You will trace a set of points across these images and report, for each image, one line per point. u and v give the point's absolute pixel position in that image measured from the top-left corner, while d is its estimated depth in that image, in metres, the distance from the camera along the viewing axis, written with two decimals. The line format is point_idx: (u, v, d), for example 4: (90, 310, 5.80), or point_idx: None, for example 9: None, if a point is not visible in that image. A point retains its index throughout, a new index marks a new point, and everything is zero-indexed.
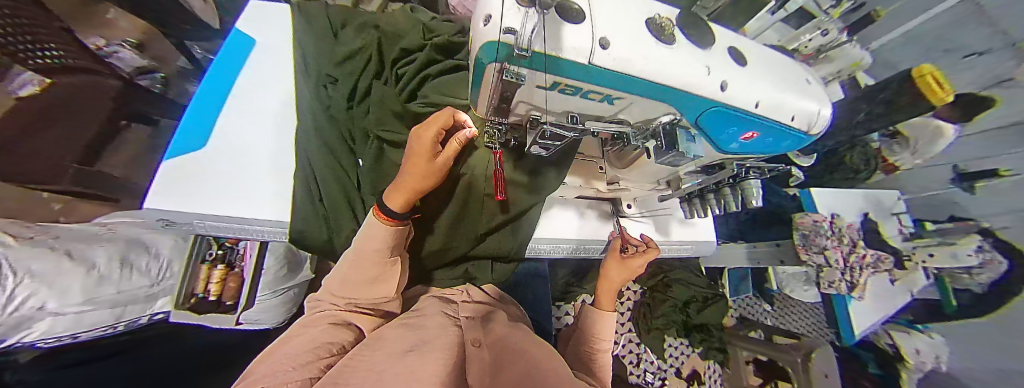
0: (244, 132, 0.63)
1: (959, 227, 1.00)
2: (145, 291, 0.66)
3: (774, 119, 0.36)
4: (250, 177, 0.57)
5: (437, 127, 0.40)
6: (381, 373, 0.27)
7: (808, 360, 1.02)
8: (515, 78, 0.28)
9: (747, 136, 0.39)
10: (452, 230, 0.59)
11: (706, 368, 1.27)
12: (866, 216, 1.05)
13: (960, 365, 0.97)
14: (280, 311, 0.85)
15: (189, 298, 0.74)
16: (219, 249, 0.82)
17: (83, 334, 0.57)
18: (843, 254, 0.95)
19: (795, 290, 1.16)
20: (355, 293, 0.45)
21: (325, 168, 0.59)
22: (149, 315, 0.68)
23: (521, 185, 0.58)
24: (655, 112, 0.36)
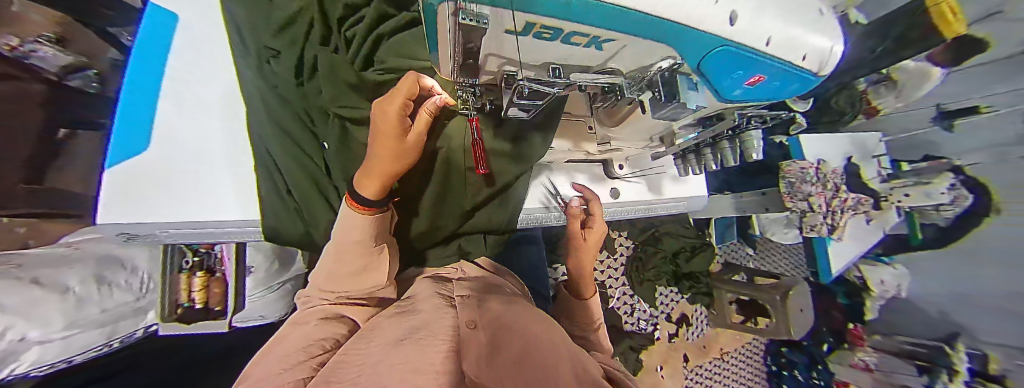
0: (188, 127, 0.56)
1: (933, 166, 0.97)
2: (132, 306, 0.71)
3: (784, 61, 0.25)
4: (203, 177, 0.52)
5: (401, 99, 0.32)
6: (376, 368, 0.27)
7: (785, 297, 1.10)
8: (474, 21, 0.14)
9: (753, 81, 0.27)
10: (437, 210, 0.55)
11: (693, 311, 1.37)
12: (850, 160, 0.96)
13: (918, 291, 1.06)
14: (282, 304, 0.87)
15: (175, 308, 0.74)
16: (195, 257, 0.77)
17: (78, 357, 0.63)
18: (826, 199, 0.90)
19: (775, 233, 1.14)
20: (342, 286, 0.44)
21: (287, 158, 0.54)
22: (145, 328, 0.74)
23: (504, 154, 0.51)
24: (652, 57, 0.24)
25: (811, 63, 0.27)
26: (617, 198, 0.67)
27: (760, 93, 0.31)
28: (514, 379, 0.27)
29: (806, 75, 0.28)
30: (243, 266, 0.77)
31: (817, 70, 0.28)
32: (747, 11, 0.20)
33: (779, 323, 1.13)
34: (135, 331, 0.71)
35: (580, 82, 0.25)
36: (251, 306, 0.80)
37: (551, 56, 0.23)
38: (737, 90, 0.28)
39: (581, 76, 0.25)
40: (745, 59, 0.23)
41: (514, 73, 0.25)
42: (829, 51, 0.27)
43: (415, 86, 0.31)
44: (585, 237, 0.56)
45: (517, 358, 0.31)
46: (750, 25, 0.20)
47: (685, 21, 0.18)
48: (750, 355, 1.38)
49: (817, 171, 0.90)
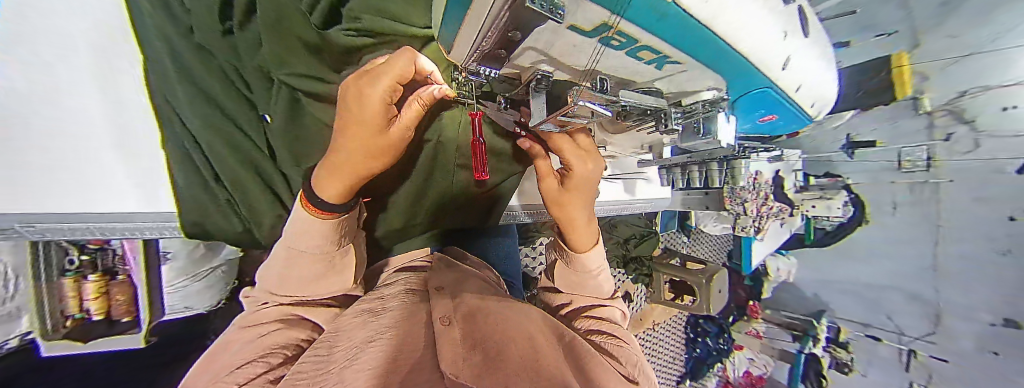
0: (49, 90, 0.43)
1: (832, 183, 0.99)
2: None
3: (801, 107, 0.29)
4: (89, 168, 0.45)
5: (388, 80, 0.25)
6: (341, 374, 0.21)
7: (711, 280, 1.23)
8: (547, 9, 0.10)
9: (766, 118, 0.32)
10: (416, 202, 0.50)
11: (635, 289, 1.42)
12: (778, 175, 1.02)
13: (808, 279, 1.22)
14: (213, 295, 0.72)
15: (63, 321, 0.62)
16: (82, 255, 0.62)
17: None
18: (757, 205, 0.98)
19: (708, 225, 1.29)
20: (299, 288, 0.37)
21: (205, 130, 0.42)
22: (20, 335, 0.61)
23: (500, 149, 0.49)
24: (699, 83, 0.22)
25: (815, 111, 0.32)
26: (596, 198, 0.67)
27: (754, 127, 0.37)
28: (497, 361, 0.23)
29: (806, 119, 0.34)
30: (155, 254, 0.63)
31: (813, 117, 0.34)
32: (792, 61, 0.21)
33: (702, 301, 1.27)
34: (6, 341, 0.59)
35: (626, 102, 0.22)
36: (173, 298, 0.66)
37: (603, 65, 0.19)
38: (749, 124, 0.34)
39: (626, 95, 0.22)
40: (774, 103, 0.26)
41: (549, 72, 0.21)
42: (822, 105, 0.33)
43: (409, 65, 0.24)
44: (562, 187, 0.43)
45: (498, 343, 0.26)
46: (790, 75, 0.22)
47: (751, 55, 0.17)
48: (674, 327, 1.54)
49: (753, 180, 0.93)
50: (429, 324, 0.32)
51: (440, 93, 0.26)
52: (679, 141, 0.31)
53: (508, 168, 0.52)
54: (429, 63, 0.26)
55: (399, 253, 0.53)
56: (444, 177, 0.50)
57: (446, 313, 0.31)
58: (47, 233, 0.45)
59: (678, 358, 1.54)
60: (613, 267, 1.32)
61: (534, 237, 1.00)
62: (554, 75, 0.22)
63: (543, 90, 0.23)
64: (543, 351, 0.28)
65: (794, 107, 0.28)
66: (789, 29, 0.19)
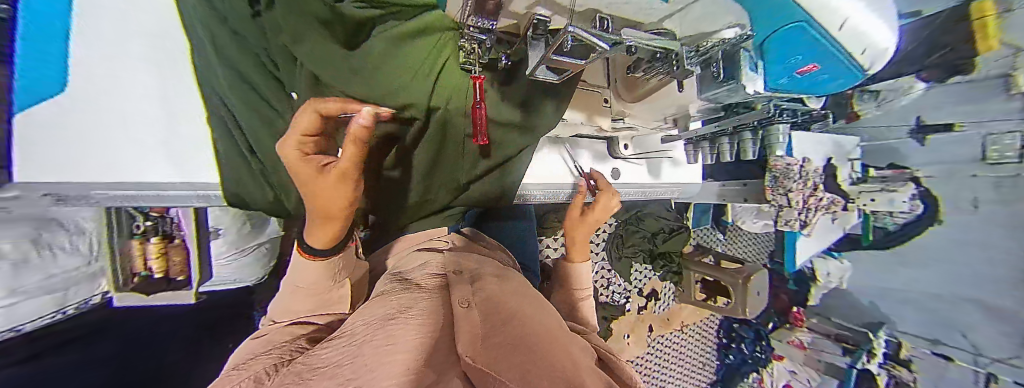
0: (112, 67, 0.43)
1: (898, 176, 1.04)
2: (82, 273, 0.61)
3: (849, 50, 0.26)
4: (130, 139, 0.43)
5: (303, 133, 0.27)
6: (358, 345, 0.22)
7: (748, 281, 1.14)
8: None
9: (805, 69, 0.30)
10: (427, 180, 0.45)
11: (663, 287, 1.36)
12: (829, 161, 1.06)
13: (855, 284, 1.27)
14: (257, 269, 0.80)
15: (131, 277, 0.67)
16: (147, 221, 0.65)
17: (26, 326, 0.57)
18: (805, 196, 0.93)
19: (746, 222, 1.22)
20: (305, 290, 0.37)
21: (242, 107, 0.45)
22: (99, 293, 0.66)
23: (515, 126, 0.39)
24: (722, 13, 0.25)
25: (868, 62, 0.28)
26: (615, 180, 0.64)
27: (791, 85, 0.35)
28: (521, 348, 0.23)
29: (859, 73, 0.30)
30: (205, 227, 0.67)
31: (869, 71, 0.30)
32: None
33: (737, 305, 1.19)
34: (90, 298, 0.65)
35: (630, 41, 0.21)
36: (222, 271, 0.72)
37: (600, 2, 0.20)
38: (785, 78, 0.32)
39: (632, 36, 0.20)
40: (812, 45, 0.25)
41: (544, 17, 0.22)
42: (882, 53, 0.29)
43: (311, 117, 0.26)
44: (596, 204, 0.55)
45: (518, 329, 0.26)
46: (831, 3, 0.21)
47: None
48: (704, 330, 1.42)
49: (803, 167, 0.92)
50: (450, 303, 0.32)
51: (355, 121, 0.23)
52: (701, 88, 0.36)
53: (523, 142, 0.42)
54: (332, 104, 0.26)
55: (414, 231, 0.52)
56: (457, 150, 0.41)
57: (464, 297, 0.31)
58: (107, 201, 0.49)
59: (708, 363, 1.41)
60: (638, 262, 1.27)
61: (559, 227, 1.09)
62: (549, 20, 0.22)
63: (541, 37, 0.23)
64: (572, 352, 0.27)
65: (842, 49, 0.26)
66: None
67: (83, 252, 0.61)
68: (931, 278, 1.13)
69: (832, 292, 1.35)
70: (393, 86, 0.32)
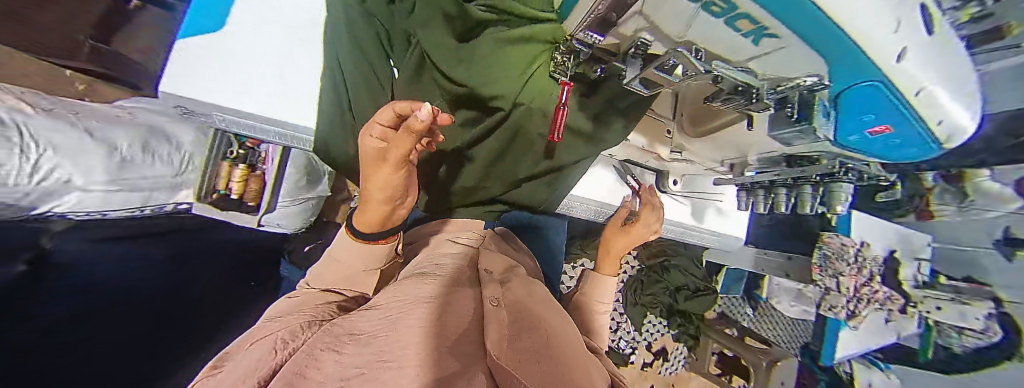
0: (264, 21, 0.54)
1: (972, 289, 0.98)
2: (171, 180, 0.66)
3: (926, 118, 0.26)
4: (259, 77, 0.51)
5: (378, 125, 0.29)
6: (395, 328, 0.23)
7: (773, 366, 1.05)
8: None
9: (878, 129, 0.30)
10: (490, 168, 0.46)
11: (674, 348, 1.25)
12: (892, 253, 0.98)
13: None
14: (299, 220, 0.86)
15: (210, 193, 0.71)
16: (239, 150, 0.75)
17: (113, 213, 0.61)
18: (855, 283, 0.89)
19: (781, 302, 1.14)
20: (337, 272, 0.38)
21: (354, 71, 0.47)
22: (175, 204, 0.70)
23: (581, 134, 0.43)
24: (799, 68, 0.26)
25: (944, 133, 0.28)
26: None
27: (858, 142, 0.35)
28: (548, 366, 0.22)
29: (932, 144, 0.30)
30: (280, 175, 0.76)
31: (947, 144, 0.31)
32: (917, 55, 0.21)
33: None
34: (166, 205, 0.68)
35: (718, 71, 0.26)
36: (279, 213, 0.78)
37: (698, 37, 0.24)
38: (856, 134, 0.33)
39: (721, 66, 0.26)
40: (887, 109, 0.26)
41: (648, 41, 0.27)
42: (965, 127, 0.29)
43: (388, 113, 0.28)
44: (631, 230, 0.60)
45: (543, 344, 0.25)
46: (913, 72, 0.22)
47: (867, 52, 0.20)
48: None
49: (857, 252, 0.90)
50: (477, 299, 0.32)
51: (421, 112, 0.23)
52: (772, 126, 0.37)
53: (586, 153, 0.45)
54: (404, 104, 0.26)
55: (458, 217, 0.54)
56: (523, 147, 0.43)
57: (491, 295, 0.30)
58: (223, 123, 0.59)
59: None
60: (654, 314, 1.18)
61: (578, 255, 1.08)
62: (650, 45, 0.27)
63: (638, 57, 0.30)
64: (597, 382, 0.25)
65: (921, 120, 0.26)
66: (910, 16, 0.19)
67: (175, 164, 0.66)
68: None
69: None
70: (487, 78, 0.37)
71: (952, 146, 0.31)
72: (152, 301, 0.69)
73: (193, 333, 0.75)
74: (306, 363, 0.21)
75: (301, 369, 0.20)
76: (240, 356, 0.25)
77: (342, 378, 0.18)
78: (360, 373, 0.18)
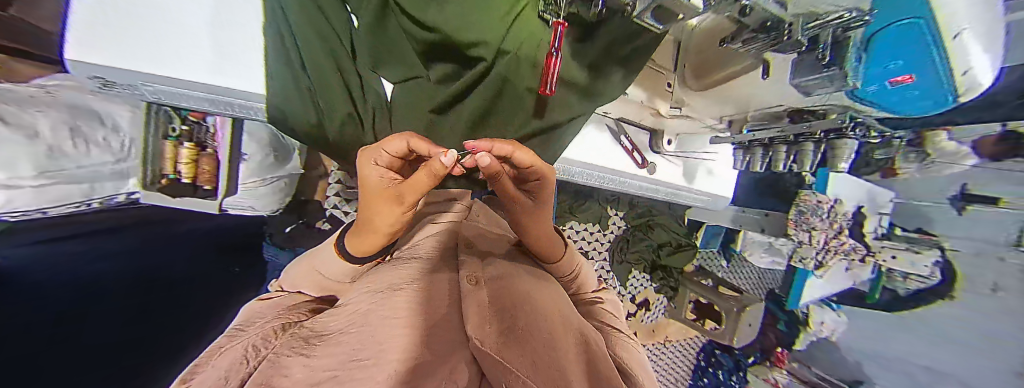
0: None
1: (923, 239, 1.10)
2: (112, 169, 0.59)
3: (951, 64, 0.28)
4: (190, 35, 0.41)
5: (386, 155, 0.27)
6: (369, 324, 0.22)
7: (743, 310, 1.16)
8: None
9: (900, 78, 0.32)
10: (474, 133, 0.40)
11: (656, 299, 1.33)
12: (859, 209, 1.05)
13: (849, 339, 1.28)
14: (274, 200, 0.81)
15: (159, 178, 0.64)
16: (182, 125, 0.65)
17: (52, 210, 0.54)
18: (826, 236, 0.95)
19: (752, 254, 1.23)
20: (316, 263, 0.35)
21: (300, 19, 0.38)
22: (126, 193, 0.64)
23: (576, 86, 0.38)
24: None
25: (965, 82, 0.30)
26: (652, 175, 0.74)
27: (875, 93, 0.37)
28: (537, 337, 0.23)
29: (949, 98, 0.33)
30: (237, 152, 0.68)
31: (961, 98, 0.33)
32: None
33: (726, 331, 1.21)
34: (114, 196, 0.62)
35: None
36: (244, 196, 0.72)
37: None
38: (877, 84, 0.35)
39: None
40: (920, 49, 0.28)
41: None
42: (980, 80, 0.31)
43: (402, 146, 0.26)
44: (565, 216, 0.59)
45: (532, 312, 0.26)
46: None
47: None
48: (686, 349, 1.43)
49: (830, 208, 0.93)
50: (457, 276, 0.31)
51: (448, 156, 0.22)
52: (795, 73, 0.40)
53: (580, 110, 0.41)
54: (424, 145, 0.26)
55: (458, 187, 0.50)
56: (510, 105, 0.37)
57: (473, 269, 0.30)
58: (157, 95, 0.50)
59: (682, 380, 1.42)
60: (638, 270, 1.25)
61: (567, 219, 1.10)
62: None
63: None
64: (590, 339, 0.27)
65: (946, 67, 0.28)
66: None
67: (113, 150, 0.58)
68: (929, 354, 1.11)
69: (823, 343, 1.34)
70: (469, 21, 0.29)
71: (964, 99, 0.33)
72: (120, 296, 0.66)
73: (186, 321, 0.74)
74: (274, 371, 0.19)
75: (268, 377, 0.18)
76: (210, 363, 0.23)
77: (315, 381, 0.17)
78: (335, 375, 0.18)
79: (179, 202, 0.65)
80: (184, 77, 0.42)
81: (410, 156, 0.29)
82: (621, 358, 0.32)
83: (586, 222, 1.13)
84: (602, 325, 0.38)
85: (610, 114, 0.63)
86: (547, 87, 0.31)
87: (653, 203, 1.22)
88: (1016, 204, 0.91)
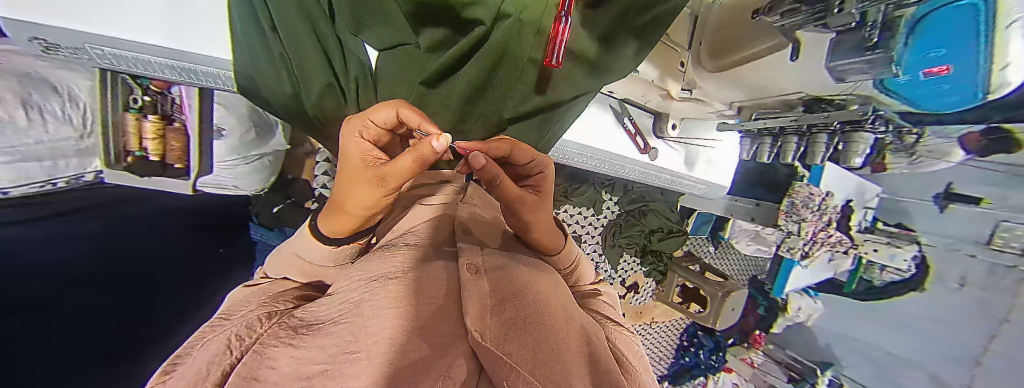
0: None
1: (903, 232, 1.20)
2: (75, 145, 0.53)
3: (989, 56, 0.30)
4: None
5: (373, 125, 0.24)
6: (360, 315, 0.20)
7: (727, 296, 1.20)
8: None
9: (935, 70, 0.34)
10: (470, 107, 0.37)
11: (645, 283, 1.35)
12: (847, 204, 1.07)
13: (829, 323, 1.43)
14: (259, 178, 0.77)
15: (124, 156, 0.59)
16: (146, 96, 0.59)
17: (14, 190, 0.48)
18: (816, 228, 0.96)
19: (739, 242, 1.28)
20: (295, 249, 0.33)
21: None
22: (94, 172, 0.58)
23: (584, 59, 0.34)
24: None
25: (998, 81, 0.31)
26: (653, 161, 0.73)
27: (904, 84, 0.39)
28: (540, 330, 0.21)
29: (977, 96, 0.34)
30: (209, 124, 0.62)
31: (989, 96, 0.34)
32: None
33: (710, 313, 1.25)
34: (83, 175, 0.56)
35: None
36: (222, 173, 0.68)
37: None
38: (912, 73, 0.36)
39: None
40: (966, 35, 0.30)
41: None
42: (1011, 80, 0.32)
43: (391, 117, 0.23)
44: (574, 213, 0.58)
45: (533, 304, 0.24)
46: None
47: None
48: (670, 330, 1.47)
49: (821, 201, 0.94)
50: (454, 265, 0.29)
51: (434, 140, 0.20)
52: (834, 55, 0.41)
53: (585, 85, 0.38)
54: (416, 115, 0.23)
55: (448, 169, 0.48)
56: (509, 78, 0.33)
57: (473, 256, 0.28)
58: (111, 60, 0.44)
59: (664, 359, 1.47)
60: (629, 253, 1.26)
61: (561, 202, 1.09)
62: None
63: None
64: (591, 331, 0.26)
65: (987, 57, 0.30)
66: None
67: (74, 124, 0.52)
68: (900, 343, 1.24)
69: (798, 326, 1.50)
70: None
71: (996, 97, 0.34)
72: (105, 278, 0.61)
73: (159, 307, 0.69)
74: (259, 364, 0.17)
75: (252, 371, 0.16)
76: (193, 355, 0.21)
77: (302, 376, 0.16)
78: (324, 369, 0.16)
79: (150, 181, 0.63)
80: (142, 43, 0.37)
81: (401, 128, 0.26)
82: (621, 349, 0.31)
83: (580, 206, 1.13)
84: (603, 320, 0.37)
85: (615, 93, 0.61)
86: (554, 59, 0.27)
87: (648, 189, 1.22)
88: (996, 204, 1.02)
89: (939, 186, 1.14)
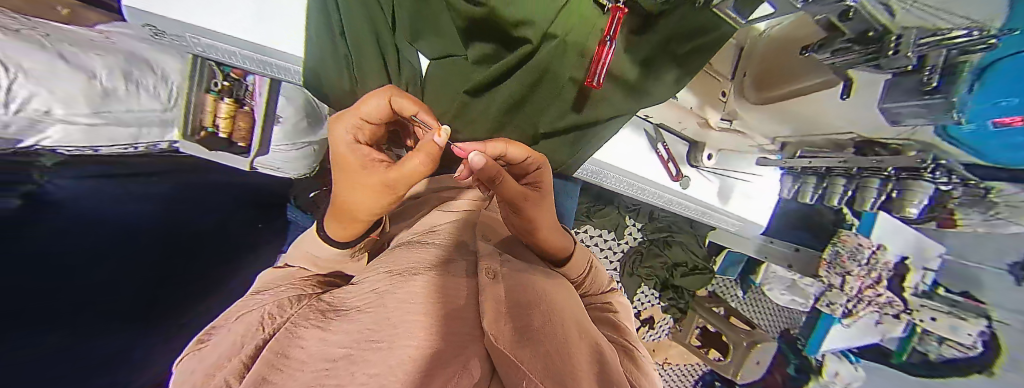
0: None
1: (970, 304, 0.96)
2: (158, 117, 0.60)
3: None
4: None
5: (364, 118, 0.26)
6: (384, 306, 0.21)
7: (752, 347, 1.10)
8: None
9: (1005, 121, 0.29)
10: (506, 119, 0.39)
11: (661, 318, 1.27)
12: (903, 260, 0.97)
13: None
14: (303, 165, 0.83)
15: (198, 131, 0.65)
16: (224, 81, 0.67)
17: (103, 148, 0.57)
18: (863, 284, 0.86)
19: (773, 289, 1.16)
20: (307, 243, 0.35)
21: None
22: (169, 141, 0.65)
23: (623, 82, 0.35)
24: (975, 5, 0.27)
25: None
26: (683, 190, 0.71)
27: (970, 133, 0.36)
28: (555, 343, 0.21)
29: None
30: (272, 113, 0.70)
31: None
32: None
33: (732, 363, 1.15)
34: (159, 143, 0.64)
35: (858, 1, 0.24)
36: (274, 155, 0.74)
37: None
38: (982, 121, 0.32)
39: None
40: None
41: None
42: None
43: (383, 104, 0.26)
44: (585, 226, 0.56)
45: (549, 316, 0.24)
46: None
47: None
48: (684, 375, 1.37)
49: (870, 255, 0.85)
50: (473, 268, 0.30)
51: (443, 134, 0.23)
52: (890, 97, 0.38)
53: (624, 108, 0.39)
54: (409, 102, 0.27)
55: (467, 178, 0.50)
56: (549, 94, 0.35)
57: (491, 261, 0.28)
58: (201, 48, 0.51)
59: None
60: (647, 285, 1.20)
61: (581, 222, 1.08)
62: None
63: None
64: (606, 351, 0.25)
65: None
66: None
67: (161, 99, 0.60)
68: None
69: None
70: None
71: None
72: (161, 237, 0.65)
73: (198, 271, 0.73)
74: (290, 342, 0.19)
75: (283, 348, 0.18)
76: (229, 328, 0.23)
77: (327, 358, 0.17)
78: (347, 354, 0.17)
79: (216, 154, 0.70)
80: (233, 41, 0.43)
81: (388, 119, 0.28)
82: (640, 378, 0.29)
83: (600, 229, 1.11)
84: (619, 340, 0.35)
85: (651, 118, 0.61)
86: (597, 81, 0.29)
87: (675, 219, 1.17)
88: None
89: (1015, 254, 0.85)
